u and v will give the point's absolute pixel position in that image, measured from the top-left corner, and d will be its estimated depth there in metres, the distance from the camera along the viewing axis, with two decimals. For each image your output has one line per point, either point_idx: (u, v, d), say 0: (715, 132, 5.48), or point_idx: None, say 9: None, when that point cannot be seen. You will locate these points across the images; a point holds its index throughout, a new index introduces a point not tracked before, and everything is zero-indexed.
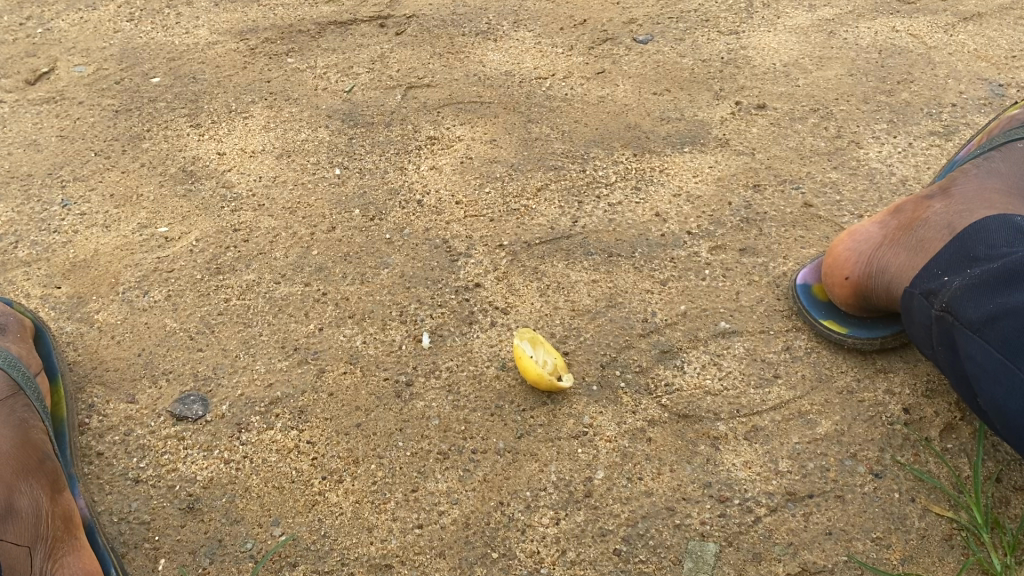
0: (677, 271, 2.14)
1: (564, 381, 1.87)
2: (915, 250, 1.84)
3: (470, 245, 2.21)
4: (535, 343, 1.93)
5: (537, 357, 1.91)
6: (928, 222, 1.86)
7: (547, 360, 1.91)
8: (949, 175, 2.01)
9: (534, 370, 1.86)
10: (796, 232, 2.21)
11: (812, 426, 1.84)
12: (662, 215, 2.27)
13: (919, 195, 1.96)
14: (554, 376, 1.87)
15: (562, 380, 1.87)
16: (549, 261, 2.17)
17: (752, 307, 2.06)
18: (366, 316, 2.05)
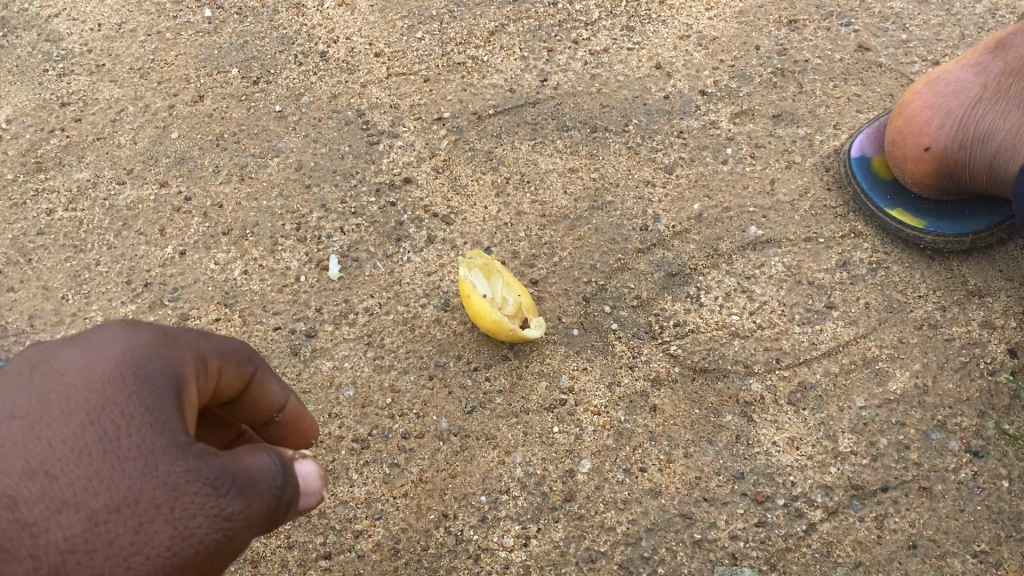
0: (688, 150, 1.53)
1: (536, 333, 1.30)
2: None
3: (397, 119, 1.57)
4: (491, 274, 1.34)
5: (494, 295, 1.33)
6: None
7: (511, 301, 1.32)
8: None
9: (490, 320, 1.29)
10: (849, 88, 1.59)
11: (883, 382, 1.30)
12: (664, 68, 1.63)
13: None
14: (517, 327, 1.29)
15: (531, 331, 1.30)
16: (508, 141, 1.55)
17: (792, 202, 1.47)
18: (247, 230, 1.44)
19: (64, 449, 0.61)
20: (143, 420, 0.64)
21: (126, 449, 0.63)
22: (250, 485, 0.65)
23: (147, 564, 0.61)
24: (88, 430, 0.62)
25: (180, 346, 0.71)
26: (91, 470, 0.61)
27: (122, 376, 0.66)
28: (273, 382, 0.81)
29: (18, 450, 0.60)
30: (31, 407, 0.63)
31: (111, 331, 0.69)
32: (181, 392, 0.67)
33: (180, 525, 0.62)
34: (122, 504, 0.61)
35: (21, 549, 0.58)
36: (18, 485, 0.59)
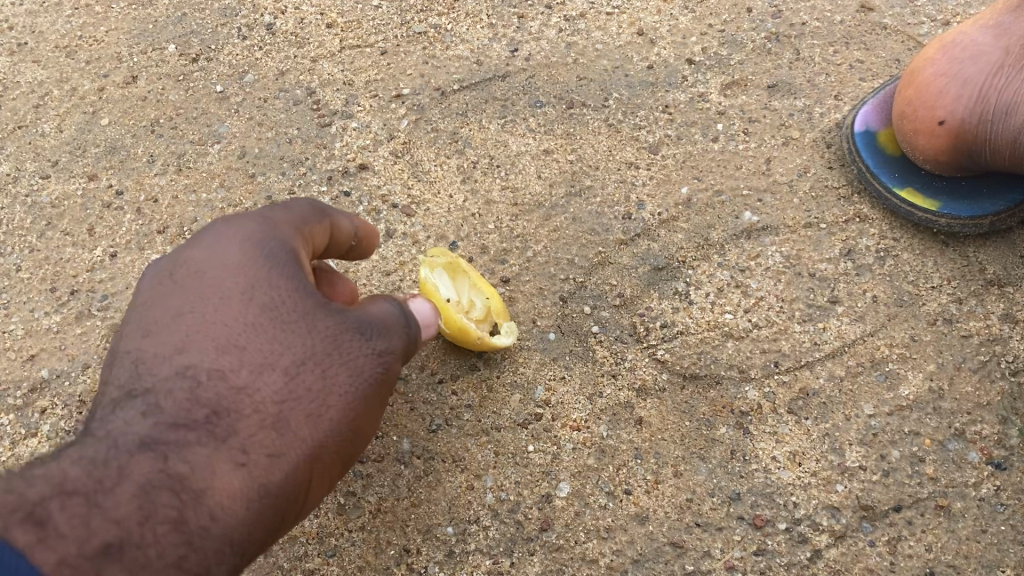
0: (674, 127, 1.38)
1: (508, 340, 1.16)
2: None
3: (352, 97, 1.42)
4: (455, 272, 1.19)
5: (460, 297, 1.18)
6: None
7: (478, 303, 1.18)
8: None
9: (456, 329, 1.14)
10: (851, 54, 1.44)
11: (894, 387, 1.17)
12: (647, 35, 1.48)
13: None
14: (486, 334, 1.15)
15: (503, 337, 1.16)
16: (476, 120, 1.40)
17: (790, 184, 1.32)
18: (185, 227, 1.29)
19: (247, 321, 0.78)
20: (292, 293, 0.81)
21: (293, 319, 0.80)
22: (388, 334, 0.85)
23: (342, 406, 0.79)
24: (256, 304, 0.79)
25: (271, 234, 0.84)
26: (272, 340, 0.78)
27: (248, 256, 0.81)
28: (343, 220, 0.94)
29: (211, 324, 0.77)
30: (195, 305, 0.78)
31: (220, 230, 0.84)
32: (299, 267, 0.83)
33: (356, 372, 0.81)
34: (307, 360, 0.79)
35: (246, 407, 0.74)
36: (219, 359, 0.75)
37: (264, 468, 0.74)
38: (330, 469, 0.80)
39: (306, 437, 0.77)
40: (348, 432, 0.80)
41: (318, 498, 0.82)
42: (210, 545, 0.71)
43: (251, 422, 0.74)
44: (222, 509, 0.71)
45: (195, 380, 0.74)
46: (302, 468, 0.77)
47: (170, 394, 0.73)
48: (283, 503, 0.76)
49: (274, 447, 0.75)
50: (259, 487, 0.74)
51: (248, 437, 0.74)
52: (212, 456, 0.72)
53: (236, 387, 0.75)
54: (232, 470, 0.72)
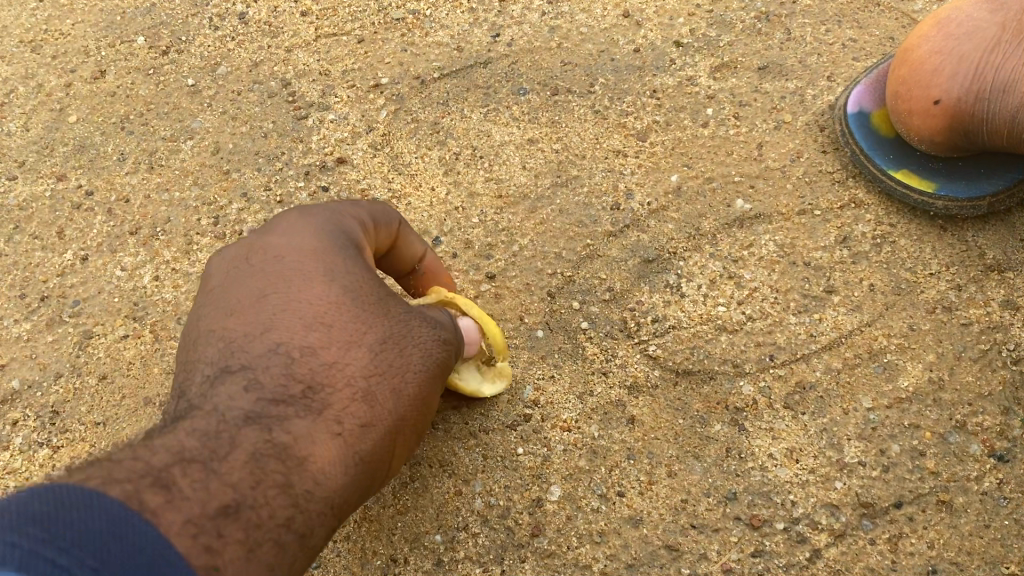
0: (663, 112, 1.33)
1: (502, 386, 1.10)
2: None
3: (328, 88, 1.37)
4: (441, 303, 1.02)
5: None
6: None
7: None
8: None
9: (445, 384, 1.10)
10: (844, 33, 1.40)
11: (893, 378, 1.13)
12: (632, 16, 1.43)
13: None
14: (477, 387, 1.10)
15: (496, 382, 1.10)
16: (458, 110, 1.35)
17: (783, 169, 1.28)
18: (158, 228, 1.25)
19: (334, 300, 0.80)
20: (365, 279, 0.85)
21: (370, 302, 0.83)
22: (448, 325, 0.93)
23: (415, 382, 0.82)
24: (335, 286, 0.82)
25: (336, 229, 0.88)
26: (355, 318, 0.80)
27: (325, 245, 0.85)
28: (414, 241, 1.02)
29: (297, 303, 0.79)
30: (273, 286, 0.80)
31: (293, 220, 0.89)
32: (365, 261, 0.88)
33: (426, 352, 0.85)
34: (386, 340, 0.81)
35: (339, 381, 0.76)
36: (310, 335, 0.76)
37: (360, 437, 0.75)
38: (404, 443, 0.82)
39: (390, 410, 0.79)
40: (421, 406, 0.83)
41: (389, 472, 0.84)
42: (312, 509, 0.71)
43: (346, 393, 0.76)
44: (324, 474, 0.72)
45: (294, 354, 0.75)
46: (387, 438, 0.79)
47: (270, 366, 0.74)
48: (370, 473, 0.77)
49: (368, 417, 0.76)
50: (356, 453, 0.75)
51: (344, 407, 0.75)
52: (316, 424, 0.72)
53: (331, 360, 0.76)
54: (331, 439, 0.73)
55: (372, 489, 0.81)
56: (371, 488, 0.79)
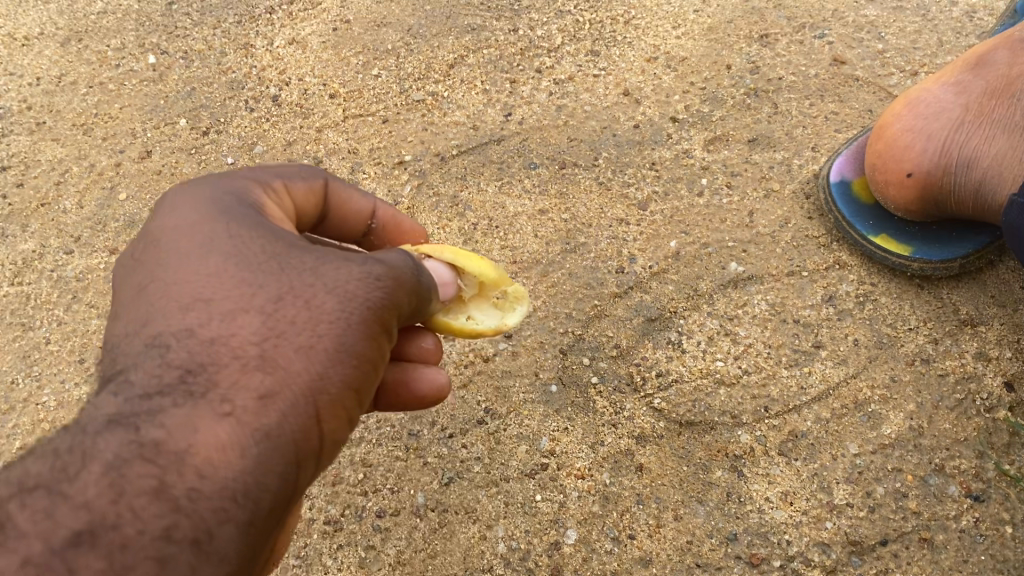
0: (661, 183, 1.46)
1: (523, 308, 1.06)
2: None
3: (356, 164, 1.50)
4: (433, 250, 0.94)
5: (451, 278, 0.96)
6: None
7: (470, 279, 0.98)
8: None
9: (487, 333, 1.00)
10: (827, 105, 1.51)
11: (877, 426, 1.24)
12: (633, 94, 1.55)
13: (1011, 37, 1.30)
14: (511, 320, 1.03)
15: (517, 307, 1.05)
16: (475, 184, 1.48)
17: (773, 234, 1.40)
18: None
19: (214, 271, 0.68)
20: (259, 233, 0.73)
21: (263, 262, 0.70)
22: (388, 260, 0.77)
23: (335, 325, 0.68)
24: (211, 254, 0.69)
25: (224, 199, 0.75)
26: (241, 280, 0.68)
27: (204, 212, 0.73)
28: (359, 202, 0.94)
29: (175, 283, 0.67)
30: (149, 274, 0.69)
31: (170, 192, 0.77)
32: (265, 220, 0.75)
33: (348, 292, 0.70)
34: (285, 295, 0.68)
35: (224, 356, 0.63)
36: (187, 316, 0.65)
37: (259, 412, 0.63)
38: (343, 405, 0.69)
39: (302, 366, 0.66)
40: (354, 364, 0.69)
41: (344, 434, 0.71)
42: (202, 503, 0.58)
43: (228, 361, 0.63)
44: (213, 460, 0.59)
45: (171, 337, 0.64)
46: (304, 406, 0.66)
47: (141, 364, 0.63)
48: (289, 452, 0.64)
49: (264, 388, 0.64)
50: (256, 433, 0.62)
51: (230, 383, 0.63)
52: (192, 415, 0.60)
53: (208, 338, 0.64)
54: (218, 421, 0.61)
55: (311, 463, 0.68)
56: (303, 458, 0.66)
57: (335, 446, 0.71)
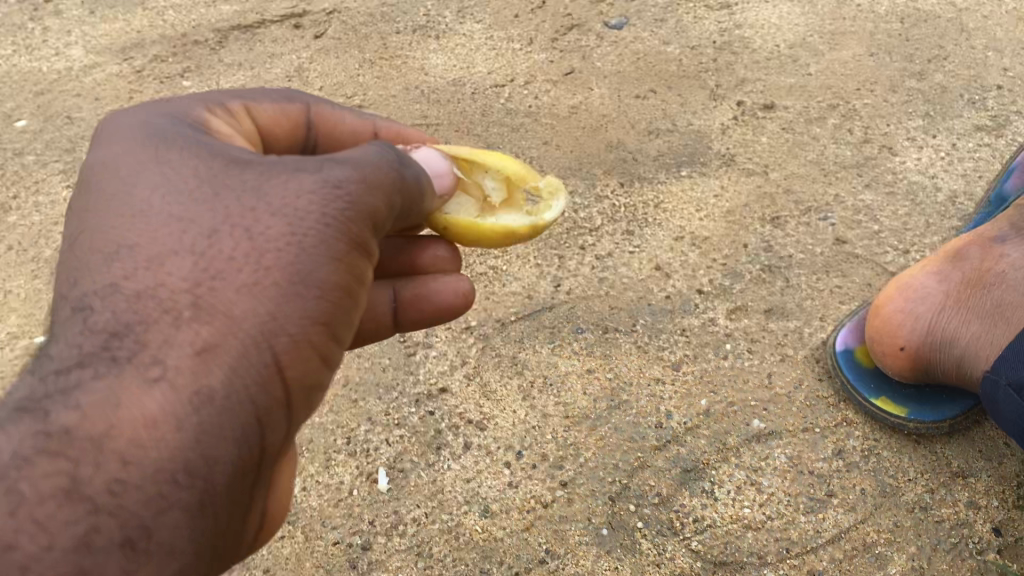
0: (691, 347, 1.69)
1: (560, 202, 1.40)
2: (993, 320, 1.51)
3: (429, 330, 1.75)
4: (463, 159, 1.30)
5: (484, 188, 1.33)
6: (1008, 283, 1.53)
7: (499, 181, 1.34)
8: (1000, 215, 1.67)
9: (520, 230, 1.33)
10: (831, 280, 1.77)
11: (884, 566, 1.45)
12: (664, 268, 1.80)
13: (981, 237, 1.61)
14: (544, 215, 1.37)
15: (554, 200, 1.39)
16: (530, 347, 1.71)
17: (788, 394, 1.64)
18: (302, 446, 1.60)
19: (147, 213, 0.88)
20: (199, 164, 0.93)
21: (198, 198, 0.89)
22: (352, 164, 0.94)
23: (280, 257, 0.87)
24: (155, 191, 0.90)
25: (168, 127, 0.99)
26: (179, 228, 0.87)
27: (157, 160, 0.93)
28: (343, 118, 1.25)
29: (122, 229, 0.88)
30: (116, 214, 0.89)
31: (122, 139, 0.98)
32: (202, 145, 0.95)
33: (292, 209, 0.88)
34: (225, 228, 0.87)
35: (161, 317, 0.82)
36: (143, 266, 0.85)
37: (195, 367, 0.81)
38: (311, 337, 0.88)
39: (243, 314, 0.84)
40: (306, 298, 0.87)
41: (312, 375, 0.89)
42: (132, 499, 0.75)
43: (163, 319, 0.82)
44: (141, 441, 0.77)
45: (105, 292, 0.84)
46: (258, 349, 0.84)
47: (75, 328, 0.83)
48: (241, 383, 0.82)
49: (202, 344, 0.82)
50: (191, 390, 0.80)
51: (160, 344, 0.81)
52: (117, 382, 0.78)
53: (138, 291, 0.84)
54: (152, 388, 0.79)
55: (278, 400, 0.86)
56: (271, 407, 0.85)
57: (308, 382, 0.89)
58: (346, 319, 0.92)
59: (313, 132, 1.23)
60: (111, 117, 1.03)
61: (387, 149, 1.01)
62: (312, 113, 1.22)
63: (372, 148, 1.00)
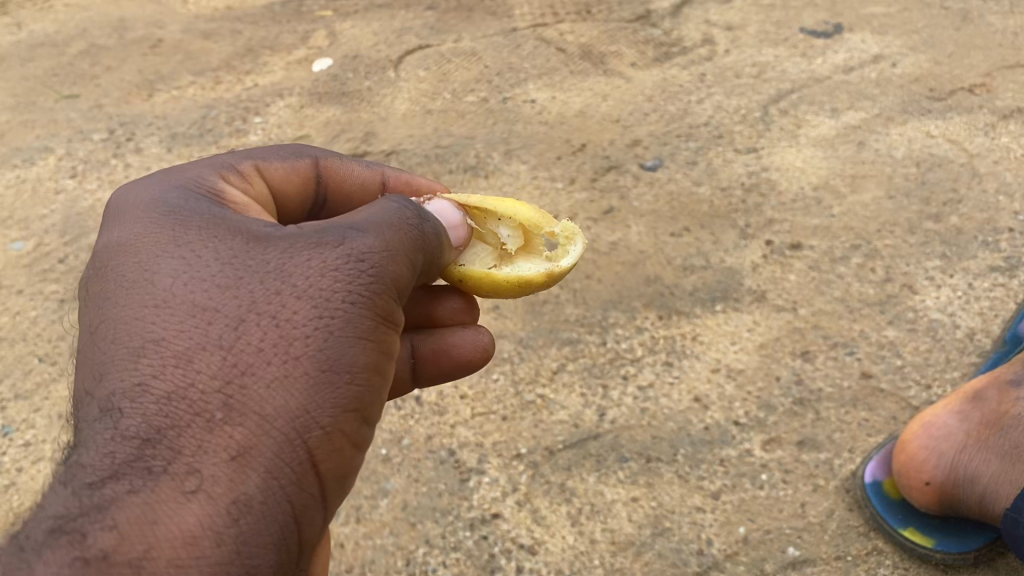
0: (729, 477, 1.80)
1: (576, 246, 1.51)
2: (1011, 459, 1.65)
3: (483, 455, 1.87)
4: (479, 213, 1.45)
5: (500, 236, 1.46)
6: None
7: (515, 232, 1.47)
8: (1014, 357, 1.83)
9: (535, 278, 1.43)
10: (859, 413, 1.88)
11: None
12: (702, 400, 1.93)
13: (997, 380, 1.76)
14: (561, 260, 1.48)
15: (571, 247, 1.51)
16: (578, 474, 1.82)
17: (821, 522, 1.73)
18: (365, 567, 1.71)
19: (171, 309, 1.00)
20: (218, 252, 1.05)
21: (221, 292, 1.01)
22: (375, 234, 1.08)
23: (307, 352, 0.99)
24: (178, 284, 1.03)
25: (182, 208, 1.12)
26: (205, 325, 0.99)
27: (178, 250, 1.06)
28: (352, 171, 1.42)
29: (151, 325, 1.00)
30: (143, 307, 1.02)
31: (139, 226, 1.11)
32: (216, 230, 1.08)
33: (316, 300, 1.01)
34: (249, 321, 0.99)
35: (189, 418, 0.94)
36: (173, 361, 0.97)
37: (231, 474, 0.92)
38: (345, 420, 1.00)
39: (274, 413, 0.96)
40: (334, 388, 1.00)
41: (342, 461, 1.01)
42: None
43: (197, 424, 0.93)
44: (180, 560, 0.87)
45: (133, 393, 0.95)
46: (291, 439, 0.96)
47: (103, 430, 0.93)
48: (276, 467, 0.94)
49: (237, 449, 0.93)
50: (229, 498, 0.91)
51: (194, 453, 0.92)
52: (155, 495, 0.89)
53: (167, 393, 0.95)
54: (188, 500, 0.89)
55: (316, 495, 0.98)
56: (308, 502, 0.97)
57: (339, 468, 1.01)
58: (375, 398, 1.05)
59: (323, 187, 1.41)
60: (125, 194, 1.18)
61: (406, 205, 1.17)
62: (320, 166, 1.40)
63: (386, 206, 1.15)
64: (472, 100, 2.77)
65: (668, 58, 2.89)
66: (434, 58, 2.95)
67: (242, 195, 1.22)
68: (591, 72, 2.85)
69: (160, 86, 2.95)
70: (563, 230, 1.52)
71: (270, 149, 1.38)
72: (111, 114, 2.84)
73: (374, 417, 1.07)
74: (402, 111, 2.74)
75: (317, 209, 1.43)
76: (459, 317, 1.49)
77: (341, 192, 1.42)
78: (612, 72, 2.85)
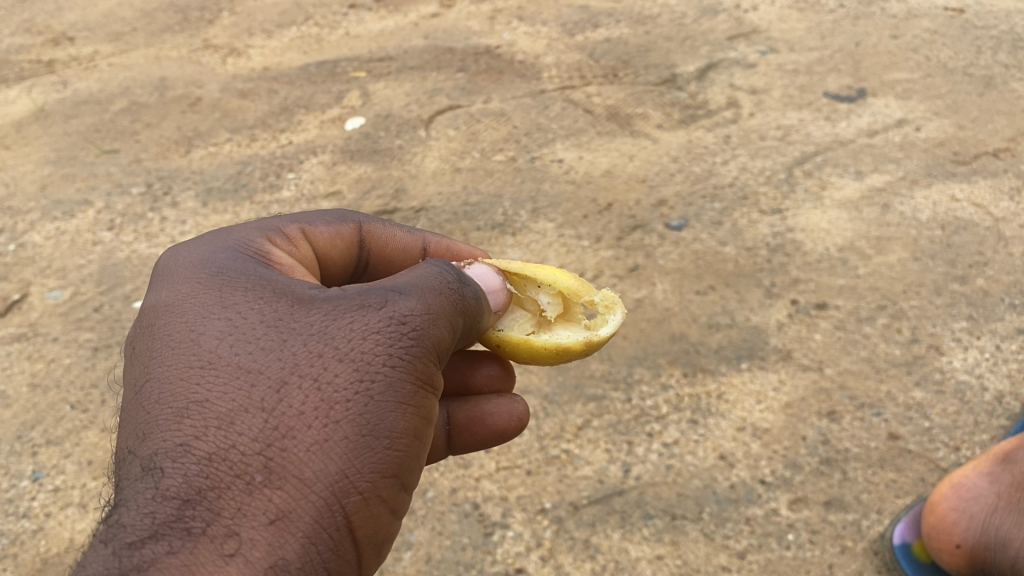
0: (756, 536, 1.77)
1: (616, 315, 1.53)
2: None
3: (507, 509, 1.86)
4: (520, 280, 1.47)
5: (540, 303, 1.48)
6: None
7: (555, 299, 1.49)
8: None
9: (574, 345, 1.44)
10: (886, 474, 1.86)
11: None
12: (728, 458, 1.92)
13: None
14: (600, 329, 1.49)
15: (611, 315, 1.52)
16: (603, 530, 1.81)
17: None
18: None
19: (216, 371, 1.03)
20: (264, 315, 1.08)
21: (265, 355, 1.04)
22: (414, 293, 1.11)
23: (346, 416, 1.01)
24: (223, 345, 1.05)
25: (227, 271, 1.16)
26: (249, 387, 1.01)
27: (223, 314, 1.09)
28: (397, 235, 1.46)
29: (192, 387, 1.02)
30: (188, 367, 1.04)
31: (185, 288, 1.14)
32: (261, 294, 1.11)
33: (358, 364, 1.03)
34: (292, 385, 1.01)
35: (231, 479, 0.95)
36: (216, 423, 0.99)
37: (270, 538, 0.93)
38: (381, 486, 1.02)
39: (314, 477, 0.97)
40: (373, 453, 1.01)
41: (378, 527, 1.03)
42: None
43: (237, 485, 0.95)
44: None
45: (175, 453, 0.97)
46: (328, 503, 0.97)
47: (145, 489, 0.95)
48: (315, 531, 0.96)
49: (276, 513, 0.94)
50: (267, 562, 0.91)
51: (234, 515, 0.93)
52: (194, 557, 0.89)
53: (209, 454, 0.96)
54: (228, 562, 0.90)
55: (351, 560, 1.00)
56: (342, 567, 0.98)
57: (375, 534, 1.03)
58: (413, 463, 1.07)
59: (365, 250, 1.44)
60: (174, 255, 1.22)
61: (446, 271, 1.19)
62: (365, 230, 1.44)
63: (426, 271, 1.17)
64: (500, 159, 2.82)
65: (693, 119, 2.95)
66: (464, 118, 3.02)
67: (287, 257, 1.26)
68: (618, 133, 2.91)
69: (198, 142, 3.04)
70: (603, 299, 1.54)
71: (315, 213, 1.42)
72: (150, 170, 2.93)
73: (411, 483, 1.08)
74: (432, 168, 2.80)
75: (359, 272, 1.46)
76: (495, 385, 1.52)
77: (384, 255, 1.45)
78: (638, 133, 2.90)
